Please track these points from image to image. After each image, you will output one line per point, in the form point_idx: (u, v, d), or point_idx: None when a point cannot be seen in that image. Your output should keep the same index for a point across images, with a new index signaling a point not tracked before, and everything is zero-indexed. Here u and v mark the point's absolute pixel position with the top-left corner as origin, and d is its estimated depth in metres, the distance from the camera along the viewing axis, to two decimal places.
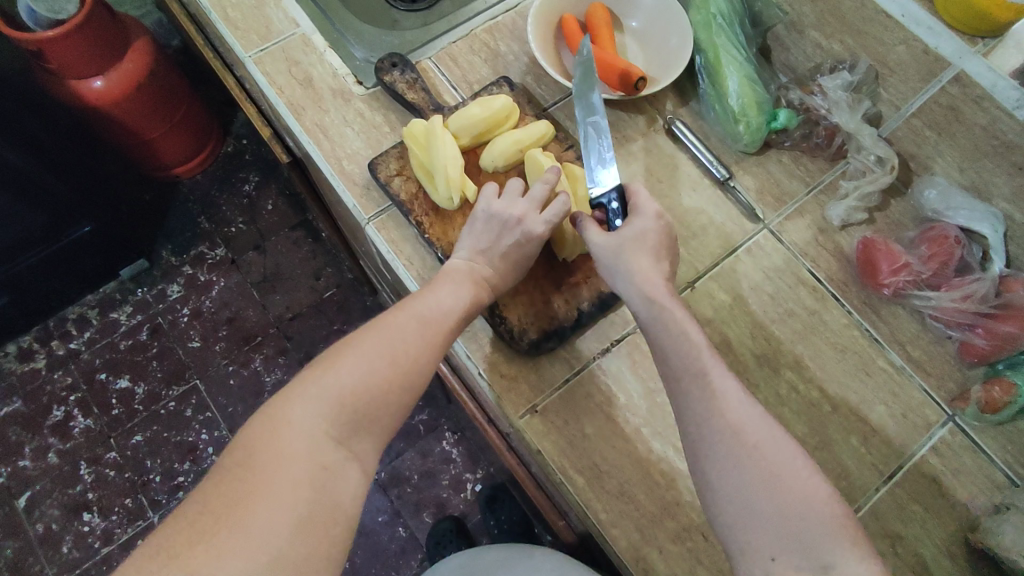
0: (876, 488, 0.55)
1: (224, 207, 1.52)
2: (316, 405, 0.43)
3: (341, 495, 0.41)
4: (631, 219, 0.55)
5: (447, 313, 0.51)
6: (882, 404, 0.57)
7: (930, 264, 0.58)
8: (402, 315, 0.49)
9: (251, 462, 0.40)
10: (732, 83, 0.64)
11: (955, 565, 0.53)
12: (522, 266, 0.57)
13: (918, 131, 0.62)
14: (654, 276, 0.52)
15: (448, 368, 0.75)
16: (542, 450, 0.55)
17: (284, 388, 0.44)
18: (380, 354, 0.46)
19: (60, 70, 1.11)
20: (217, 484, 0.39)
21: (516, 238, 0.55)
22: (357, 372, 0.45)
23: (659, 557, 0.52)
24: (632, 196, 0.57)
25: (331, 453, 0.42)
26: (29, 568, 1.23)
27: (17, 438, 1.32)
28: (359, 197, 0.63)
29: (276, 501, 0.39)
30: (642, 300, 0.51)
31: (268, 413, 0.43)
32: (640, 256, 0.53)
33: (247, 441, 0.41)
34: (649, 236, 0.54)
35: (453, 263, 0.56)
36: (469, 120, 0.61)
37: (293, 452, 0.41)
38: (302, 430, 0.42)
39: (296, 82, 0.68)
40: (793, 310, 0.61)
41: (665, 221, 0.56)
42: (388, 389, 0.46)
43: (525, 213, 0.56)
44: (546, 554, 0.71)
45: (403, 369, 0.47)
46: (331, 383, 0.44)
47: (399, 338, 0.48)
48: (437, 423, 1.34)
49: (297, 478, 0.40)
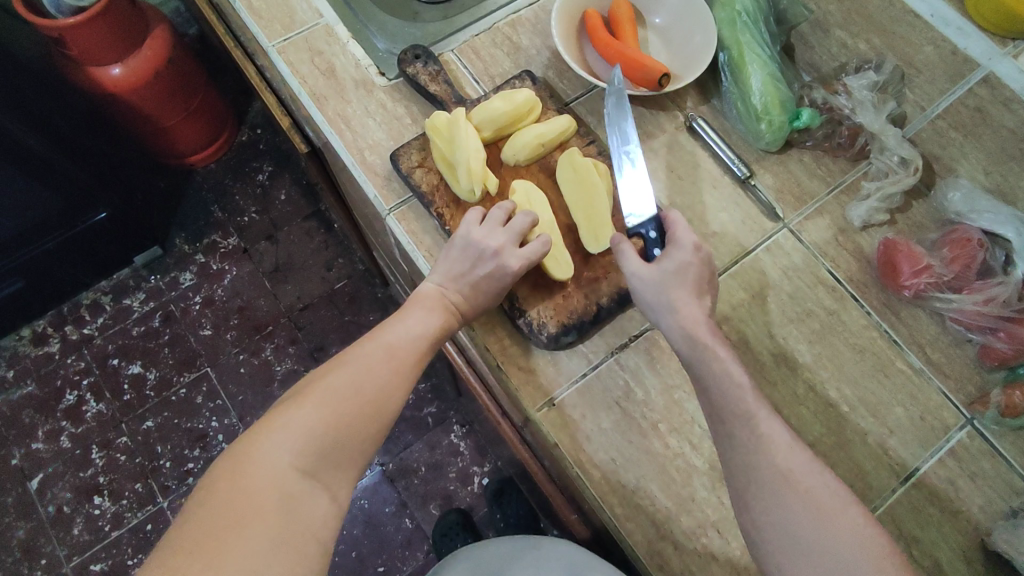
0: (892, 490, 0.55)
1: (238, 196, 1.53)
2: (285, 439, 0.44)
3: (314, 523, 0.42)
4: (670, 251, 0.55)
5: (413, 344, 0.53)
6: (901, 406, 0.57)
7: (952, 266, 0.58)
8: (368, 347, 0.51)
9: (221, 499, 0.40)
10: (756, 81, 0.64)
11: (972, 569, 0.52)
12: (499, 294, 0.57)
13: (942, 133, 0.64)
14: (696, 314, 0.52)
15: (462, 360, 0.75)
16: (560, 443, 0.55)
17: (250, 427, 0.45)
18: (343, 386, 0.48)
19: (80, 56, 1.12)
20: (187, 526, 0.39)
21: (490, 269, 0.56)
22: (324, 404, 0.46)
23: (674, 553, 0.52)
24: (670, 223, 0.57)
25: (302, 482, 0.43)
26: (40, 549, 1.25)
27: (31, 421, 1.33)
28: (380, 187, 0.63)
29: (248, 534, 0.39)
30: (682, 341, 0.52)
31: (234, 452, 0.43)
32: (682, 292, 0.53)
33: (214, 480, 0.42)
34: (690, 271, 0.54)
35: (424, 287, 0.57)
36: (492, 113, 0.61)
37: (264, 485, 0.41)
38: (272, 462, 0.42)
39: (319, 72, 0.68)
40: (811, 309, 0.61)
41: (704, 252, 0.55)
42: (358, 417, 0.47)
43: (502, 245, 0.56)
44: (555, 542, 0.71)
45: (371, 398, 0.48)
46: (298, 415, 0.45)
47: (366, 369, 0.49)
48: (446, 415, 1.35)
49: (269, 510, 0.41)
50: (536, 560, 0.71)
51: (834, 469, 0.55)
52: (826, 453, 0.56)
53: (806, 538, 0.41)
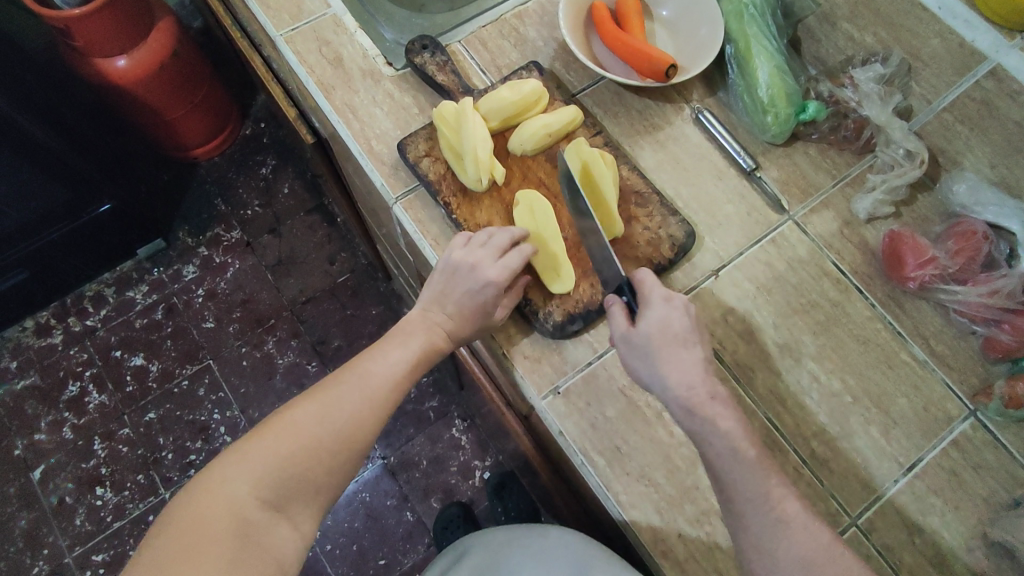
0: (895, 480, 0.55)
1: (241, 189, 1.53)
2: (245, 470, 0.46)
3: (267, 552, 0.44)
4: (644, 312, 0.52)
5: (391, 373, 0.53)
6: (905, 397, 0.57)
7: (957, 258, 0.58)
8: (343, 374, 0.53)
9: (183, 523, 0.43)
10: (763, 74, 0.64)
11: (975, 559, 0.53)
12: (480, 310, 0.56)
13: (948, 126, 0.64)
14: (686, 376, 0.49)
15: (469, 353, 0.77)
16: (565, 430, 0.56)
17: (218, 454, 0.47)
18: (311, 415, 0.49)
19: (85, 48, 1.12)
20: (145, 550, 0.42)
21: (469, 285, 0.55)
22: (289, 435, 0.48)
23: (678, 540, 0.53)
24: (640, 280, 0.54)
25: (259, 513, 0.45)
26: (43, 540, 1.25)
27: (33, 412, 1.34)
28: (387, 176, 0.63)
29: (198, 562, 0.41)
30: (680, 412, 0.49)
31: (199, 478, 0.46)
32: (668, 354, 0.50)
33: (176, 504, 0.44)
34: (674, 326, 0.51)
35: (410, 314, 0.58)
36: (500, 103, 0.61)
37: (221, 513, 0.44)
38: (230, 492, 0.45)
39: (327, 61, 0.68)
40: (816, 301, 0.61)
41: (680, 299, 0.52)
42: (324, 449, 0.48)
43: (480, 260, 0.55)
44: (559, 531, 0.71)
45: (338, 430, 0.49)
46: (263, 446, 0.47)
47: (337, 400, 0.50)
48: (448, 409, 1.35)
49: (221, 538, 0.43)
50: (539, 550, 0.71)
51: (838, 460, 0.56)
52: (829, 442, 0.56)
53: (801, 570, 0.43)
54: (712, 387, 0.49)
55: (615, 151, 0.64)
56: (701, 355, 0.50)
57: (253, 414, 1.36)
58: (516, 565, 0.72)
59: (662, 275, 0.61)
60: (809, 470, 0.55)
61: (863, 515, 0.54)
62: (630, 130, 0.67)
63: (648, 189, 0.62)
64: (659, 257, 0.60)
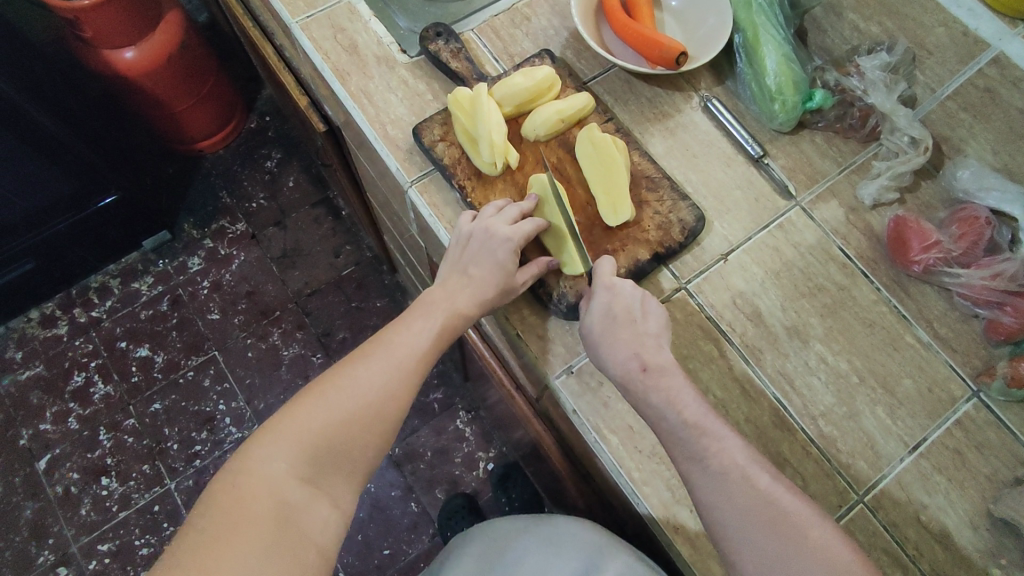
0: (901, 458, 0.56)
1: (246, 182, 1.54)
2: (279, 450, 0.47)
3: (306, 529, 0.46)
4: (589, 297, 0.55)
5: (417, 347, 0.54)
6: (909, 377, 0.59)
7: (960, 243, 0.59)
8: (371, 351, 0.53)
9: (224, 503, 0.45)
10: (771, 62, 0.65)
11: (978, 535, 0.54)
12: (499, 271, 0.56)
13: (952, 114, 0.65)
14: (617, 357, 0.52)
15: (479, 338, 0.78)
16: (578, 408, 0.57)
17: (253, 434, 0.48)
18: (341, 393, 0.50)
19: (94, 39, 1.13)
20: (190, 530, 0.44)
21: (486, 247, 0.56)
22: (319, 412, 0.49)
23: (690, 516, 0.54)
24: (595, 265, 0.56)
25: (296, 491, 0.46)
26: (48, 529, 1.26)
27: (39, 402, 1.34)
28: (401, 160, 0.65)
29: (239, 542, 0.43)
30: (618, 386, 0.53)
31: (236, 459, 0.47)
32: (605, 336, 0.53)
33: (217, 486, 0.46)
34: (616, 309, 0.54)
35: (430, 291, 0.58)
36: (514, 89, 0.62)
37: (258, 492, 0.45)
38: (267, 472, 0.46)
39: (342, 48, 0.69)
40: (822, 285, 0.62)
41: (620, 286, 0.54)
42: (355, 425, 0.49)
43: (492, 224, 0.57)
44: (568, 519, 0.71)
45: (367, 406, 0.50)
46: (295, 424, 0.48)
47: (364, 377, 0.51)
48: (452, 401, 1.36)
49: (261, 518, 0.45)
50: (549, 536, 0.71)
51: (845, 438, 0.57)
52: (836, 422, 0.57)
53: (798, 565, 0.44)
54: (650, 363, 0.52)
55: (626, 137, 0.65)
56: (641, 334, 0.53)
57: (259, 405, 1.36)
58: (522, 550, 0.72)
59: (672, 258, 0.62)
60: (817, 448, 0.56)
61: (870, 493, 0.55)
62: (641, 117, 0.68)
63: (659, 174, 0.64)
64: (669, 240, 0.61)
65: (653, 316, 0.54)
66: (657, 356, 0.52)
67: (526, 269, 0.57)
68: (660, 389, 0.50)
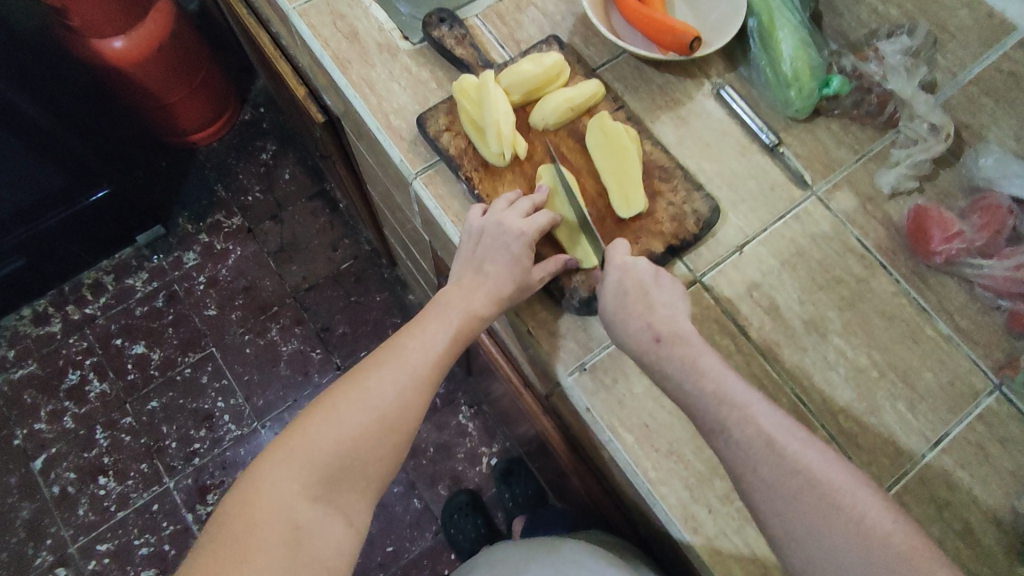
0: (922, 454, 0.55)
1: (241, 175, 1.51)
2: (290, 469, 0.45)
3: (320, 552, 0.44)
4: (601, 277, 0.55)
5: (431, 354, 0.52)
6: (930, 370, 0.57)
7: (983, 233, 0.58)
8: (383, 360, 0.51)
9: (233, 528, 0.43)
10: (787, 47, 0.63)
11: (1002, 532, 0.53)
12: (515, 266, 0.54)
13: (974, 99, 0.63)
14: (634, 332, 0.51)
15: (488, 337, 0.77)
16: (592, 406, 0.55)
17: (262, 452, 0.47)
18: (353, 407, 0.48)
19: (83, 28, 1.10)
20: (198, 557, 0.42)
21: (498, 241, 0.54)
22: (331, 427, 0.47)
23: (708, 516, 0.52)
24: (606, 249, 0.55)
25: (308, 511, 0.44)
26: (46, 530, 1.24)
27: (33, 401, 1.32)
28: (405, 151, 0.62)
29: (251, 570, 0.41)
30: (638, 362, 0.52)
31: (245, 480, 0.45)
32: (621, 313, 0.52)
33: (226, 510, 0.44)
34: (627, 284, 0.53)
35: (445, 289, 0.56)
36: (522, 76, 0.60)
37: (269, 516, 0.43)
38: (277, 493, 0.44)
39: (341, 35, 0.67)
40: (840, 276, 0.60)
41: (628, 260, 0.54)
42: (368, 440, 0.47)
43: (504, 216, 0.55)
44: (574, 546, 0.69)
45: (381, 419, 0.48)
46: (306, 441, 0.46)
47: (376, 387, 0.49)
48: (454, 396, 1.34)
49: (272, 543, 0.43)
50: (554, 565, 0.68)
51: (866, 434, 0.55)
52: (856, 416, 0.56)
53: (845, 564, 0.41)
54: (664, 333, 0.50)
55: (637, 125, 0.63)
56: (654, 305, 0.52)
57: (258, 402, 1.34)
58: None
59: (686, 250, 0.60)
60: (837, 445, 0.55)
61: (892, 488, 0.54)
62: (652, 105, 0.66)
63: (672, 164, 0.62)
64: (683, 232, 0.59)
65: (666, 289, 0.53)
66: (673, 325, 0.51)
67: (540, 265, 0.55)
68: (675, 358, 0.49)
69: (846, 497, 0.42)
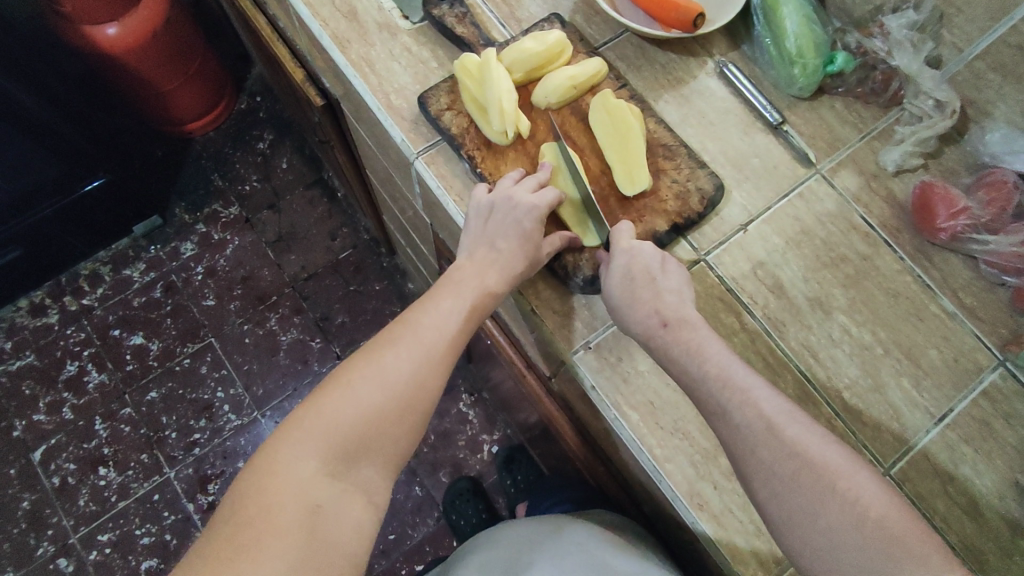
0: (926, 430, 0.55)
1: (238, 164, 1.50)
2: (307, 446, 0.45)
3: (340, 530, 0.44)
4: (608, 261, 0.54)
5: (444, 331, 0.52)
6: (935, 348, 0.57)
7: (988, 209, 0.57)
8: (397, 336, 0.51)
9: (250, 506, 0.42)
10: (791, 23, 0.62)
11: (1006, 506, 0.53)
12: (527, 243, 0.54)
13: (980, 75, 0.63)
14: (641, 319, 0.51)
15: (492, 324, 0.77)
16: (597, 384, 0.55)
17: (277, 430, 0.46)
18: (370, 383, 0.48)
19: (75, 14, 1.08)
20: (214, 538, 0.41)
21: (508, 216, 0.54)
22: (348, 404, 0.47)
23: (714, 493, 0.52)
24: (611, 230, 0.55)
25: (327, 488, 0.44)
26: (47, 520, 1.23)
27: (31, 392, 1.31)
28: (407, 130, 0.62)
29: (272, 546, 0.40)
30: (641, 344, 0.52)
31: (259, 459, 0.44)
32: (628, 299, 0.52)
33: (242, 489, 0.43)
34: (635, 270, 0.52)
35: (455, 265, 0.56)
36: (525, 54, 0.59)
37: (288, 493, 0.43)
38: (295, 471, 0.44)
39: (341, 14, 0.66)
40: (845, 255, 0.60)
41: (637, 247, 0.53)
42: (385, 416, 0.47)
43: (513, 190, 0.55)
44: (576, 527, 0.69)
45: (397, 396, 0.48)
46: (323, 418, 0.46)
47: (392, 364, 0.49)
48: (455, 384, 1.34)
49: (291, 523, 0.42)
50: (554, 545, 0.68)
51: (871, 410, 0.55)
52: (861, 393, 0.56)
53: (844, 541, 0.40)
54: (670, 318, 0.50)
55: (641, 103, 0.62)
56: (662, 292, 0.52)
57: (258, 391, 1.34)
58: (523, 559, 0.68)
59: (691, 229, 0.60)
60: (842, 422, 0.55)
61: (896, 464, 0.54)
62: (654, 84, 0.66)
63: (675, 142, 0.61)
64: (688, 210, 0.59)
65: (673, 275, 0.53)
66: (680, 310, 0.51)
67: (548, 241, 0.56)
68: (680, 342, 0.49)
69: (842, 479, 0.42)
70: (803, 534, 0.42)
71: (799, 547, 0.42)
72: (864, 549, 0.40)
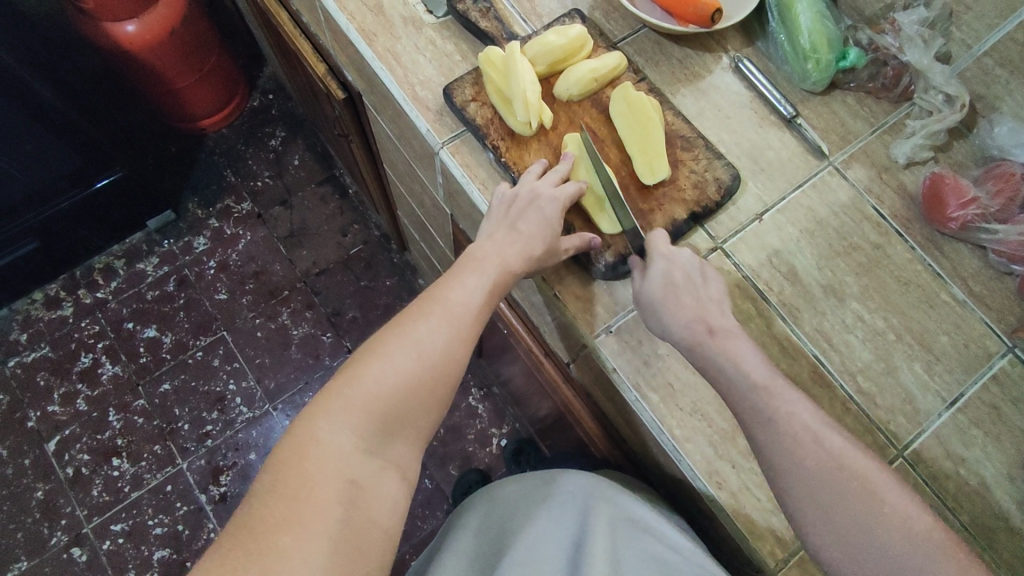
0: (938, 414, 0.56)
1: (251, 160, 1.52)
2: (344, 420, 0.46)
3: (378, 502, 0.46)
4: (650, 266, 0.55)
5: (468, 307, 0.54)
6: (945, 334, 0.59)
7: (997, 199, 0.59)
8: (424, 311, 0.52)
9: (291, 480, 0.43)
10: (805, 19, 0.64)
11: (1015, 486, 0.54)
12: (548, 230, 0.56)
13: (988, 70, 0.65)
14: (689, 323, 0.52)
15: (507, 307, 0.78)
16: (618, 367, 0.57)
17: (311, 403, 0.47)
18: (401, 358, 0.49)
19: (96, 12, 1.09)
20: (257, 510, 0.42)
21: (532, 206, 0.56)
22: (382, 378, 0.48)
23: (732, 472, 0.54)
24: (648, 237, 0.56)
25: (363, 464, 0.46)
26: (60, 510, 1.25)
27: (46, 383, 1.33)
28: (432, 121, 0.64)
29: (317, 519, 0.42)
30: (684, 352, 0.52)
31: (296, 433, 0.46)
32: (673, 304, 0.53)
33: (282, 463, 0.44)
34: (676, 277, 0.54)
35: (475, 246, 0.58)
36: (547, 47, 0.61)
37: (328, 468, 0.44)
38: (333, 446, 0.45)
39: (367, 9, 0.68)
40: (857, 244, 0.62)
41: (678, 253, 0.55)
42: (416, 391, 0.49)
43: (535, 185, 0.57)
44: (569, 476, 0.68)
45: (427, 373, 0.50)
46: (358, 392, 0.47)
47: (422, 339, 0.51)
48: (464, 379, 1.36)
49: (332, 495, 0.44)
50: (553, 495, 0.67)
51: (884, 394, 0.57)
52: (874, 377, 0.57)
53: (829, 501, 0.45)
54: (715, 325, 0.52)
55: (659, 96, 0.64)
56: (703, 298, 0.53)
57: (269, 384, 1.36)
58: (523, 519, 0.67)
59: (708, 217, 0.62)
60: (856, 404, 0.57)
61: (909, 447, 0.55)
62: (672, 79, 0.67)
63: (693, 134, 0.63)
64: (705, 199, 0.60)
65: (712, 283, 0.54)
66: (721, 319, 0.52)
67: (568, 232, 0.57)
68: (701, 316, 0.52)
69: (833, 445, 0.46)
70: (823, 517, 0.45)
71: (789, 500, 0.46)
72: (845, 502, 0.45)
